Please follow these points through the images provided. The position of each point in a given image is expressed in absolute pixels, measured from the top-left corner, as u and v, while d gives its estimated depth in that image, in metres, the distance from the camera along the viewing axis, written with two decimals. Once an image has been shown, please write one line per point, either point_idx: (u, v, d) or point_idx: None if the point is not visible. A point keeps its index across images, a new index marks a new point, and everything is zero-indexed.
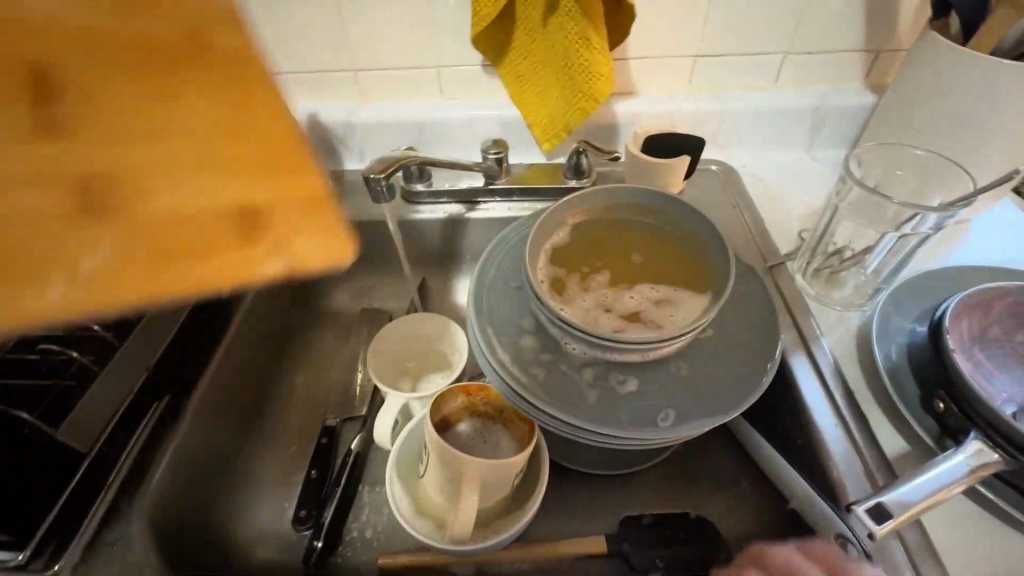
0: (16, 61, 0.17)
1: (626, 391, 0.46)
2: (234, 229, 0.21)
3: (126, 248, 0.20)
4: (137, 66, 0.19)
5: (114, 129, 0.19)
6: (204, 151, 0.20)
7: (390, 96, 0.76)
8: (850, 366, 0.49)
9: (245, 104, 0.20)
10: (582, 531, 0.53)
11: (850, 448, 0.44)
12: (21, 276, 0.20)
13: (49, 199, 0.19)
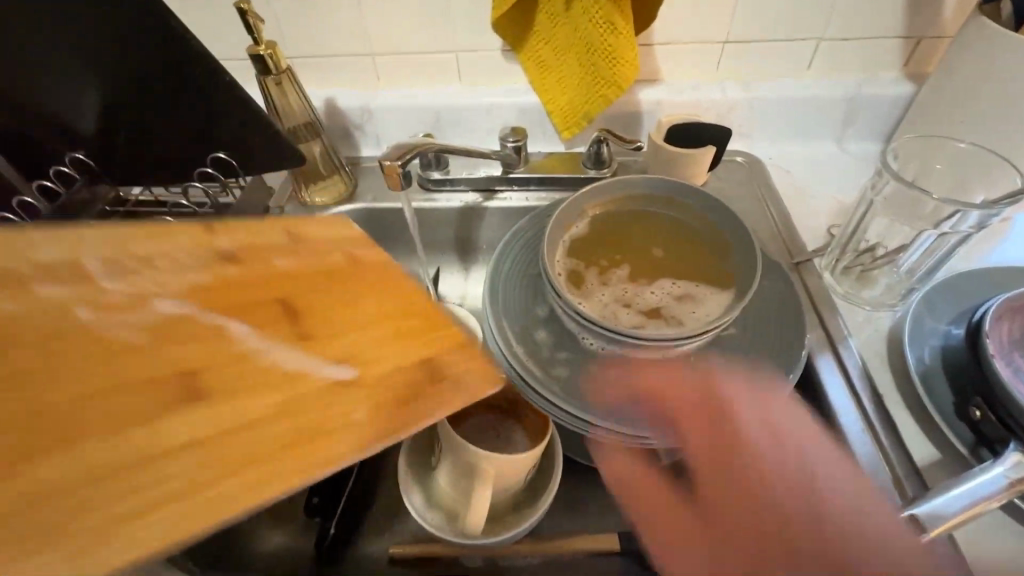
0: (304, 303, 0.32)
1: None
2: (425, 378, 0.31)
3: (371, 406, 0.29)
4: (334, 297, 0.33)
5: (345, 332, 0.31)
6: (394, 335, 0.32)
7: (407, 81, 0.75)
8: (879, 368, 0.47)
9: (405, 305, 0.34)
10: (594, 527, 0.52)
11: (876, 453, 0.42)
12: (308, 444, 0.27)
13: (316, 379, 0.29)
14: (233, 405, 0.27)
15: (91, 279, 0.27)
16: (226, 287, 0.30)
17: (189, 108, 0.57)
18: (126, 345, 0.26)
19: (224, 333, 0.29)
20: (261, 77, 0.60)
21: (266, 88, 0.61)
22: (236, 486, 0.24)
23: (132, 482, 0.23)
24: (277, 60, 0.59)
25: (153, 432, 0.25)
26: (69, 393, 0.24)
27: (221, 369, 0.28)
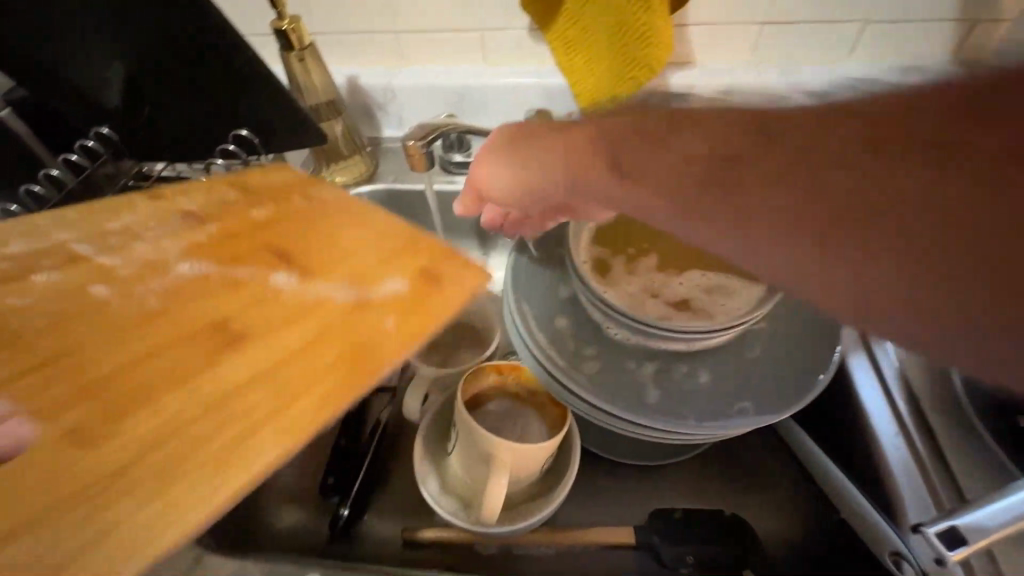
0: (296, 255, 0.41)
1: (698, 382, 0.45)
2: (420, 279, 0.40)
3: (390, 309, 0.38)
4: (313, 237, 0.43)
5: (331, 269, 0.40)
6: (374, 250, 0.42)
7: (431, 60, 0.73)
8: (918, 371, 0.45)
9: (372, 223, 0.44)
10: (609, 520, 0.51)
11: (911, 459, 0.41)
12: (351, 354, 0.35)
13: (322, 304, 0.38)
14: (261, 341, 0.36)
15: (88, 263, 0.38)
16: (219, 241, 0.41)
17: (213, 84, 0.57)
18: (153, 313, 0.36)
19: (250, 289, 0.39)
20: (285, 53, 0.59)
21: (289, 64, 0.60)
22: (297, 392, 0.33)
23: (221, 411, 0.32)
24: (301, 36, 0.58)
25: (224, 377, 0.34)
26: (142, 365, 0.34)
27: (257, 314, 0.37)
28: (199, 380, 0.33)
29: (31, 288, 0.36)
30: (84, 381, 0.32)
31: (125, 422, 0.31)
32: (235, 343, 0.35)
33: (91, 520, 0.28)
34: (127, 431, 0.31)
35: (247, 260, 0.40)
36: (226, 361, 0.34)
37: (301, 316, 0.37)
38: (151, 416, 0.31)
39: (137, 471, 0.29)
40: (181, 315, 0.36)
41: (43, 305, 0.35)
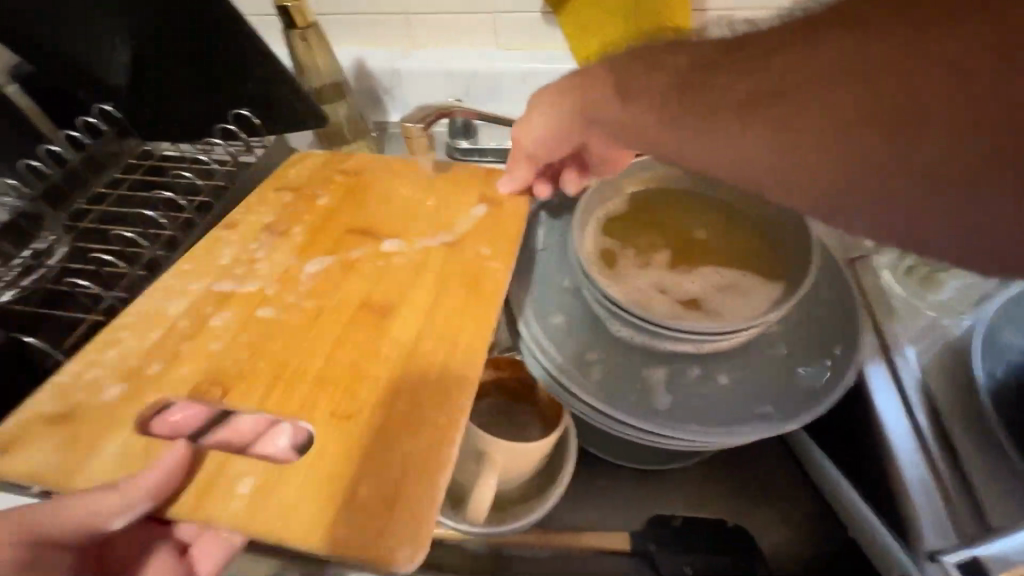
0: (374, 222, 0.47)
1: (717, 385, 0.42)
2: (484, 209, 0.48)
3: (479, 237, 0.46)
4: (374, 204, 0.49)
5: (404, 225, 0.47)
6: (420, 199, 0.49)
7: (441, 43, 0.71)
8: (940, 384, 0.42)
9: (400, 179, 0.51)
10: (606, 524, 0.49)
11: (931, 478, 0.38)
12: (477, 283, 0.43)
13: (419, 253, 0.45)
14: (395, 305, 0.42)
15: (250, 296, 0.42)
16: (313, 233, 0.46)
17: (218, 62, 0.56)
18: (300, 314, 0.41)
19: (369, 260, 0.44)
20: (288, 30, 0.58)
21: (292, 41, 0.59)
22: (450, 324, 0.40)
23: (411, 360, 0.39)
24: (304, 16, 0.56)
25: (399, 339, 0.40)
26: (335, 354, 0.39)
27: (386, 287, 0.43)
28: (381, 352, 0.39)
29: (220, 331, 0.40)
30: (297, 380, 0.38)
31: (350, 402, 0.37)
32: (381, 315, 0.41)
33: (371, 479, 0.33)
34: (361, 409, 0.36)
35: (346, 240, 0.46)
36: (391, 328, 0.40)
37: (414, 269, 0.44)
38: (365, 391, 0.37)
39: (380, 434, 0.35)
40: (340, 307, 0.42)
41: (236, 339, 0.39)
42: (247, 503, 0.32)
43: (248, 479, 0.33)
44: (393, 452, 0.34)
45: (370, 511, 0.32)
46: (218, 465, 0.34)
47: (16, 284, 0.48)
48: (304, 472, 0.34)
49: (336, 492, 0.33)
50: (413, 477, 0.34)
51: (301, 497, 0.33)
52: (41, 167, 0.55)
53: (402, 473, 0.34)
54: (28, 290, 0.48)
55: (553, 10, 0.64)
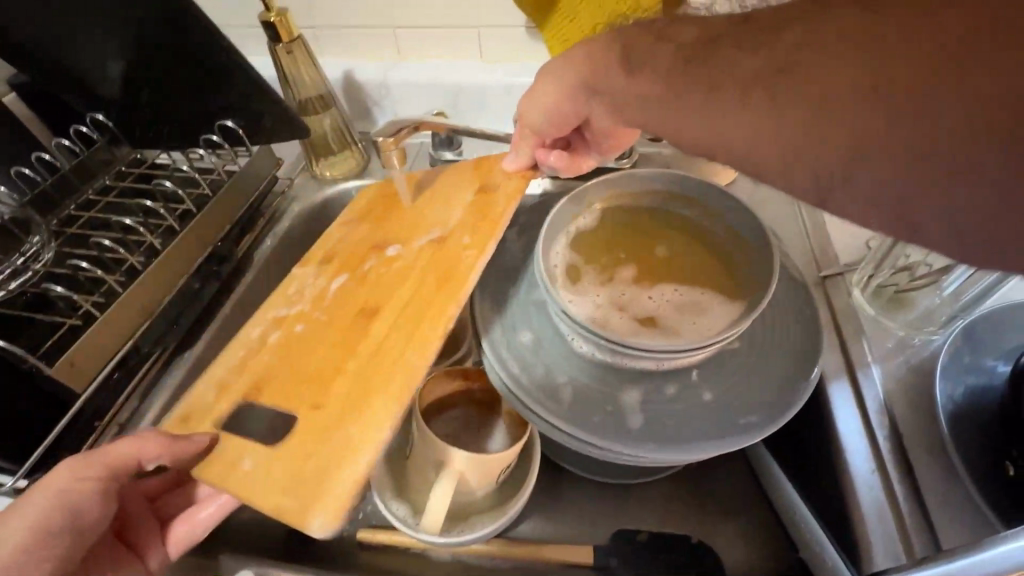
0: (388, 227, 0.50)
1: (700, 400, 0.41)
2: (480, 194, 0.49)
3: (463, 224, 0.47)
4: (396, 220, 0.50)
5: (404, 223, 0.50)
6: (429, 195, 0.51)
7: (428, 56, 0.73)
8: (904, 406, 0.42)
9: (418, 181, 0.54)
10: (572, 536, 0.49)
11: (885, 502, 0.38)
12: (448, 274, 0.44)
13: (412, 248, 0.47)
14: (383, 300, 0.43)
15: (274, 310, 0.45)
16: (332, 247, 0.50)
17: (205, 78, 0.56)
18: (292, 318, 0.44)
19: (374, 269, 0.46)
20: (273, 45, 0.59)
21: (277, 56, 0.60)
22: (418, 317, 0.41)
23: (384, 355, 0.40)
24: (289, 27, 0.58)
25: (371, 334, 0.41)
26: (322, 352, 0.41)
27: (376, 286, 0.45)
28: (359, 348, 0.41)
29: (246, 339, 0.44)
30: (298, 378, 0.40)
31: (325, 395, 0.39)
32: (370, 309, 0.43)
33: (341, 461, 0.35)
34: (330, 402, 0.38)
35: (351, 250, 0.49)
36: (372, 327, 0.42)
37: (398, 266, 0.46)
38: (338, 385, 0.39)
39: (342, 421, 0.37)
40: (341, 310, 0.44)
41: (252, 348, 0.43)
42: (246, 476, 0.36)
43: (249, 456, 0.37)
44: (342, 431, 0.36)
45: (310, 491, 0.34)
46: (235, 447, 0.37)
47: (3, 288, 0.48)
48: (280, 456, 0.36)
49: (296, 474, 0.35)
50: (350, 459, 0.35)
51: (294, 475, 0.35)
52: (33, 175, 0.57)
53: (335, 454, 0.36)
54: (14, 293, 0.49)
55: (536, 25, 0.64)
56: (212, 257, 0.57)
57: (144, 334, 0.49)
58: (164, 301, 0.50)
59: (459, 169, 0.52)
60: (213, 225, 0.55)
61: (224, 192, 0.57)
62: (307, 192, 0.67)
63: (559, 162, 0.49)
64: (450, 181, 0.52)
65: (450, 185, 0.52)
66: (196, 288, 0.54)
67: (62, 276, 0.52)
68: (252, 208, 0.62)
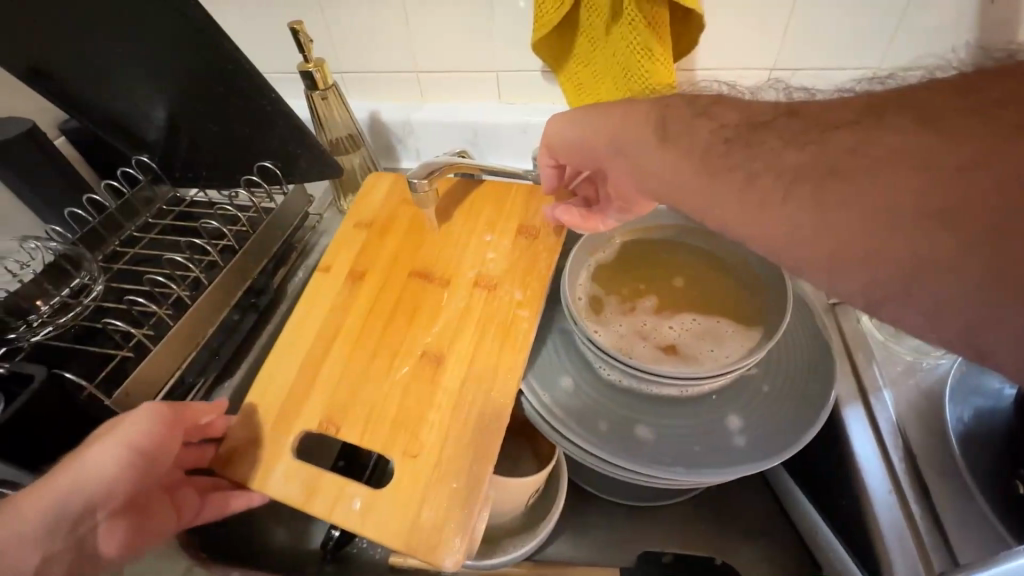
0: (425, 252, 0.52)
1: (740, 405, 0.44)
2: (521, 239, 0.52)
3: (512, 269, 0.50)
4: (424, 243, 0.53)
5: (442, 251, 0.52)
6: (462, 221, 0.54)
7: (449, 98, 0.77)
8: (916, 427, 0.44)
9: (446, 210, 0.55)
10: (599, 558, 0.50)
11: (904, 522, 0.40)
12: (504, 323, 0.47)
13: (458, 286, 0.49)
14: (452, 344, 0.46)
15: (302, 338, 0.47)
16: (379, 267, 0.51)
17: (241, 121, 0.60)
18: (331, 346, 0.47)
19: (426, 302, 0.48)
20: (309, 92, 0.63)
21: (312, 102, 0.64)
22: (496, 360, 0.45)
23: (460, 405, 0.43)
24: (324, 76, 0.62)
25: (450, 382, 0.44)
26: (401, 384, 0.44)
27: (442, 318, 0.47)
28: (436, 400, 0.43)
29: (286, 362, 0.46)
30: (377, 419, 0.43)
31: (416, 442, 0.41)
32: (439, 351, 0.46)
33: (437, 508, 0.39)
34: (423, 447, 0.41)
35: (394, 275, 0.51)
36: (442, 378, 0.44)
37: (452, 302, 0.48)
38: (427, 431, 0.42)
39: (437, 470, 0.40)
40: (405, 355, 0.46)
41: (290, 372, 0.45)
42: (359, 514, 0.39)
43: (359, 498, 0.39)
44: (445, 483, 0.40)
45: (433, 528, 0.38)
46: (340, 485, 0.40)
47: (53, 322, 0.50)
48: (392, 499, 0.39)
49: (410, 510, 0.39)
50: (465, 500, 0.39)
51: (390, 524, 0.38)
52: (83, 215, 0.61)
53: (455, 496, 0.39)
54: (63, 327, 0.51)
55: (552, 70, 0.69)
56: (249, 292, 0.60)
57: (189, 365, 0.52)
58: (209, 332, 0.54)
59: (489, 201, 0.55)
60: (251, 265, 0.58)
61: (260, 230, 0.60)
62: (334, 225, 0.71)
63: (568, 217, 0.50)
64: (477, 212, 0.55)
65: (478, 213, 0.54)
66: (236, 320, 0.58)
67: (109, 309, 0.55)
68: (287, 243, 0.65)
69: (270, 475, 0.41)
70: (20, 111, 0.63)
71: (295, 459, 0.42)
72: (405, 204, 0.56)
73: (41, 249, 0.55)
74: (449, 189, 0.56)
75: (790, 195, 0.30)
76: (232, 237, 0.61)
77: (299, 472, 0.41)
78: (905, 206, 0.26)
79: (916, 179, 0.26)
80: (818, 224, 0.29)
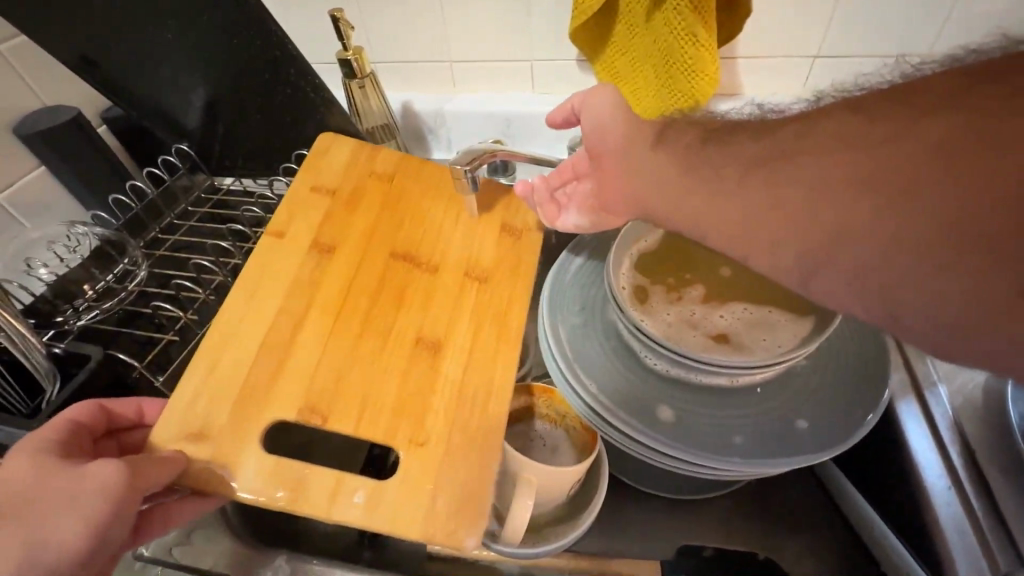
0: (400, 232, 0.51)
1: (787, 396, 0.43)
2: (508, 235, 0.53)
3: (500, 266, 0.50)
4: (403, 220, 0.52)
5: (424, 232, 0.52)
6: (447, 207, 0.54)
7: (483, 89, 0.77)
8: (975, 424, 0.43)
9: (489, 201, 0.55)
10: (637, 551, 0.49)
11: (963, 517, 0.39)
12: (498, 315, 0.47)
13: (445, 276, 0.49)
14: (454, 334, 0.45)
15: (314, 310, 0.45)
16: (363, 239, 0.50)
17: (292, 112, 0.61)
18: (345, 314, 0.45)
19: (466, 286, 0.49)
20: (347, 81, 0.63)
21: (350, 91, 0.64)
22: (497, 348, 0.45)
23: (460, 395, 0.42)
24: (362, 65, 0.62)
25: (448, 375, 0.43)
26: (437, 362, 0.44)
27: (441, 303, 0.47)
28: (438, 387, 0.42)
29: (309, 344, 0.44)
30: (375, 407, 0.41)
31: (423, 429, 0.40)
32: (443, 337, 0.45)
33: (444, 497, 0.38)
34: (429, 436, 0.40)
35: (374, 255, 0.49)
36: (444, 363, 0.44)
37: (439, 285, 0.48)
38: (433, 419, 0.41)
39: (448, 459, 0.39)
40: (398, 340, 0.45)
41: (329, 346, 0.43)
42: (363, 509, 0.37)
43: (361, 491, 0.37)
44: (456, 472, 0.39)
45: (448, 516, 0.37)
46: (335, 479, 0.37)
47: (99, 306, 0.51)
48: (399, 488, 0.38)
49: (429, 490, 0.38)
50: (473, 488, 0.38)
51: (410, 513, 0.37)
52: (126, 202, 0.62)
53: (467, 495, 0.38)
54: (109, 311, 0.52)
55: (588, 58, 0.68)
56: None
57: None
58: None
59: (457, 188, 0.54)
60: None
61: None
62: None
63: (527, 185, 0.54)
64: (444, 199, 0.54)
65: (453, 200, 0.54)
66: None
67: (151, 294, 0.55)
68: None
69: (257, 468, 0.38)
70: (62, 100, 0.63)
71: (265, 452, 0.39)
72: (381, 179, 0.54)
73: (88, 235, 0.56)
74: (431, 168, 0.56)
75: (777, 167, 0.28)
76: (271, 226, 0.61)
77: (273, 471, 0.38)
78: (884, 160, 0.23)
79: (904, 121, 0.23)
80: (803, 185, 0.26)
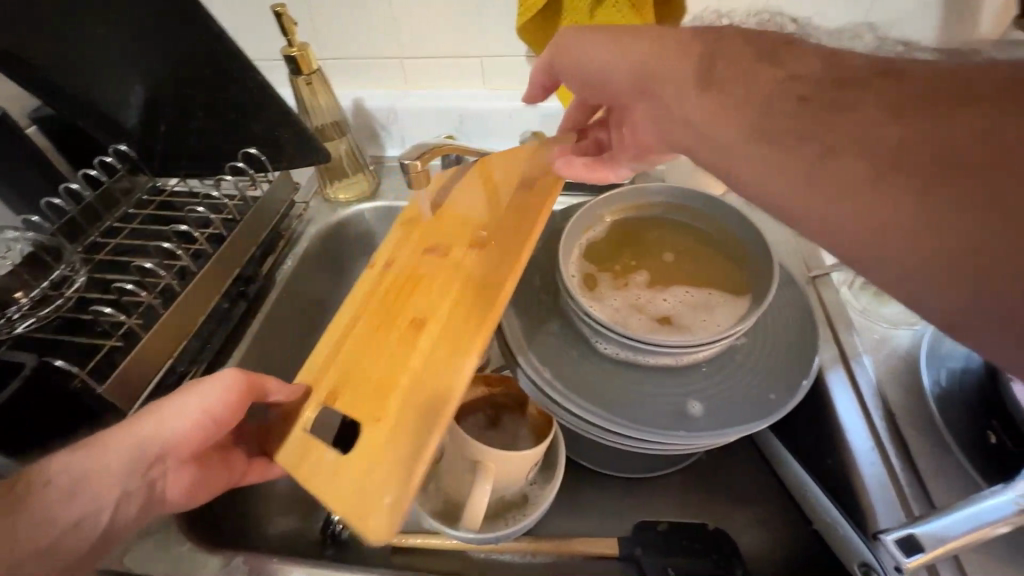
0: (440, 221, 0.51)
1: (739, 368, 0.46)
2: (523, 197, 0.51)
3: (498, 232, 0.48)
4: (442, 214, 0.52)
5: (453, 217, 0.51)
6: (475, 191, 0.53)
7: (433, 85, 0.77)
8: (895, 391, 0.47)
9: (506, 173, 0.54)
10: (594, 529, 0.51)
11: (886, 475, 0.43)
12: (480, 279, 0.45)
13: (460, 248, 0.48)
14: (441, 304, 0.44)
15: (365, 303, 0.46)
16: (410, 233, 0.51)
17: (231, 101, 0.58)
18: (361, 312, 0.45)
19: (460, 253, 0.47)
20: (293, 77, 0.63)
21: (296, 87, 0.64)
22: (478, 310, 0.43)
23: (429, 373, 0.39)
24: (308, 60, 0.61)
25: (424, 347, 0.41)
26: (414, 340, 0.42)
27: (441, 281, 0.45)
28: (409, 364, 0.40)
29: (335, 337, 0.44)
30: (359, 388, 0.40)
31: (381, 406, 0.38)
32: (435, 311, 0.43)
33: (390, 475, 0.35)
34: (387, 413, 0.38)
35: (411, 245, 0.50)
36: (419, 341, 0.42)
37: (446, 257, 0.47)
38: (396, 397, 0.39)
39: (408, 431, 0.37)
40: (393, 321, 0.43)
41: (359, 335, 0.43)
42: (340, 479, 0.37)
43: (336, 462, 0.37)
44: (400, 452, 0.36)
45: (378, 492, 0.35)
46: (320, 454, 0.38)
47: (35, 315, 0.49)
48: (355, 463, 0.36)
49: (379, 468, 0.36)
50: (411, 471, 0.35)
51: (357, 495, 0.35)
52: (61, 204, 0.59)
53: (409, 470, 0.35)
54: (46, 319, 0.50)
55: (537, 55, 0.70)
56: (240, 276, 0.61)
57: (180, 354, 0.53)
58: (197, 321, 0.54)
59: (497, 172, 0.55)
60: (234, 256, 0.58)
61: (249, 217, 0.60)
62: (323, 215, 0.70)
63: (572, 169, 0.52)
64: (479, 185, 0.54)
65: (487, 182, 0.54)
66: (226, 308, 0.59)
67: (92, 300, 0.54)
68: (273, 232, 0.65)
69: None
70: None
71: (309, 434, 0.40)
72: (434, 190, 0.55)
73: (20, 240, 0.54)
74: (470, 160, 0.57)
75: None
76: (220, 225, 0.60)
77: (299, 445, 0.39)
78: None
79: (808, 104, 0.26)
80: (767, 191, 0.30)
